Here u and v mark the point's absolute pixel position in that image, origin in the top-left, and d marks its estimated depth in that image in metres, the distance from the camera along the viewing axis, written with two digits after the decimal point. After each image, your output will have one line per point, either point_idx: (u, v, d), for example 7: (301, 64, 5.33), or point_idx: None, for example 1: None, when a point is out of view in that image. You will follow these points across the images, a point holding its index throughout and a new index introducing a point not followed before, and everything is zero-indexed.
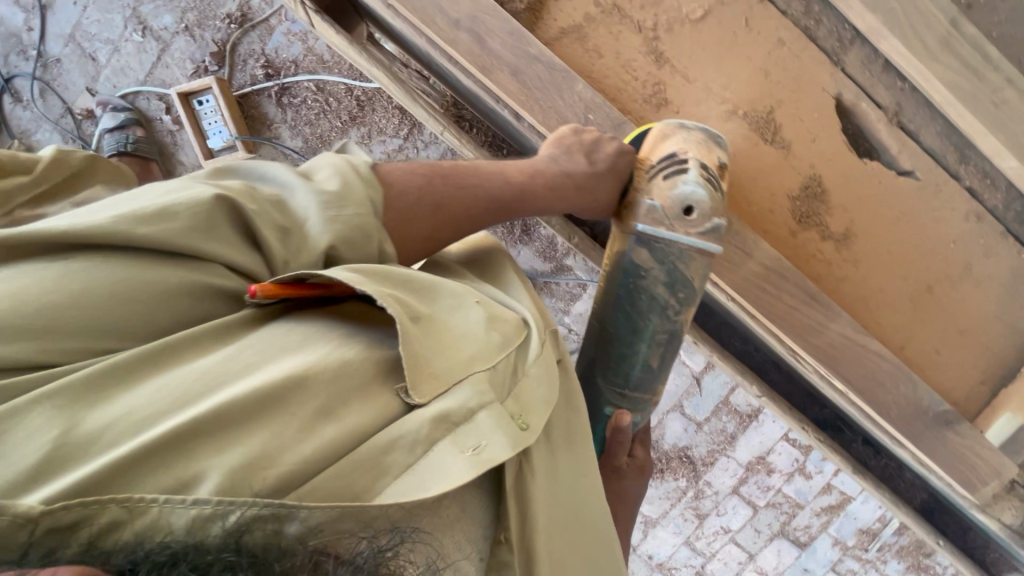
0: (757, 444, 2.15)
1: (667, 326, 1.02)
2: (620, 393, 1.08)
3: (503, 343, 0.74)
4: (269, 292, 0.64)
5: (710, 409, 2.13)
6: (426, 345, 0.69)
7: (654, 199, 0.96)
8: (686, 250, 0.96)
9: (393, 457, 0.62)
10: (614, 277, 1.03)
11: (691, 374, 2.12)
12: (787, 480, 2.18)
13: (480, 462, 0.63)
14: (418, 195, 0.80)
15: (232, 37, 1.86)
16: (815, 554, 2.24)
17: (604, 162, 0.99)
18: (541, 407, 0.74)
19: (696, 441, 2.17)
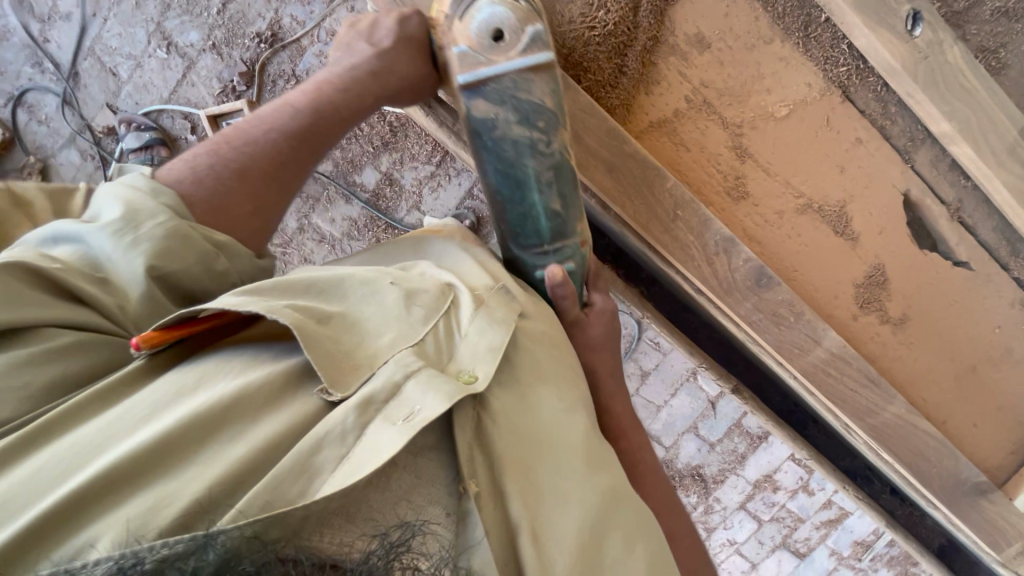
0: (765, 463, 2.25)
1: (547, 162, 1.24)
2: (540, 249, 1.27)
3: (426, 315, 0.97)
4: (150, 341, 0.80)
5: (723, 431, 2.21)
6: (332, 334, 0.89)
7: (460, 45, 1.19)
8: (518, 73, 1.17)
9: (325, 453, 0.75)
10: (480, 147, 1.24)
11: (707, 399, 2.17)
12: (791, 496, 2.30)
13: (411, 425, 0.77)
14: (216, 172, 0.97)
15: (263, 54, 1.79)
16: (813, 563, 2.38)
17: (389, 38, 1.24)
18: (488, 361, 0.93)
19: (708, 460, 2.27)
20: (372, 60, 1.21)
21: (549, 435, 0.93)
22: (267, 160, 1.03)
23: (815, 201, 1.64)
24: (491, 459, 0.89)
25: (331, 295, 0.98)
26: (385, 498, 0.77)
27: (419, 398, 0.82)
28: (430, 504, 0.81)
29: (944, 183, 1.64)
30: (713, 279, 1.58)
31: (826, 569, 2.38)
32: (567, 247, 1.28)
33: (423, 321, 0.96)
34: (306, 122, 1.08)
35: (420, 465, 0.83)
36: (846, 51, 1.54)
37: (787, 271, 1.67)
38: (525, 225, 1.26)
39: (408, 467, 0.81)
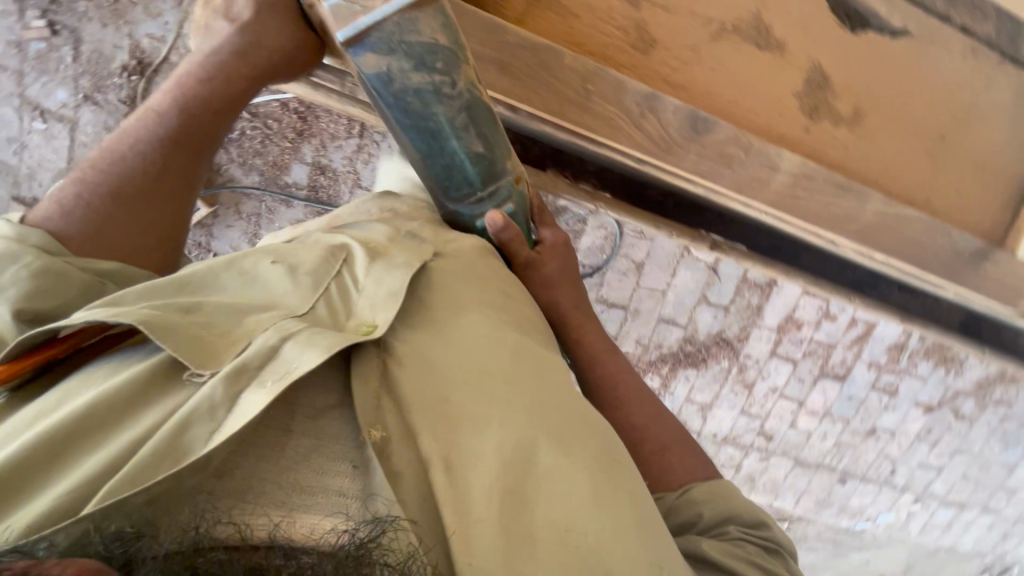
0: (781, 306, 2.27)
1: (456, 103, 1.17)
2: (472, 192, 1.25)
3: (313, 281, 0.91)
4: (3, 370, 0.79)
5: (732, 290, 2.21)
6: (200, 324, 0.80)
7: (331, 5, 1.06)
8: (400, 18, 1.06)
9: (194, 429, 0.70)
10: (385, 110, 1.17)
11: (706, 267, 2.15)
12: (816, 327, 2.33)
13: (279, 383, 0.73)
14: (81, 191, 1.03)
15: (141, 87, 1.68)
16: (855, 381, 2.45)
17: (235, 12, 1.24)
18: (386, 309, 0.89)
19: (728, 323, 2.28)
20: (228, 63, 1.20)
21: (471, 354, 0.90)
22: (148, 171, 1.09)
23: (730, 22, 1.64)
24: (403, 404, 0.84)
25: (206, 289, 0.89)
26: (281, 472, 0.73)
27: (301, 352, 0.77)
28: (327, 466, 0.75)
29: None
30: (652, 143, 1.60)
31: (868, 381, 2.46)
32: (500, 184, 1.27)
33: (308, 290, 0.90)
34: (174, 129, 1.13)
35: (325, 427, 0.79)
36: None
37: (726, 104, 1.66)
38: (452, 178, 1.23)
39: (308, 430, 0.77)
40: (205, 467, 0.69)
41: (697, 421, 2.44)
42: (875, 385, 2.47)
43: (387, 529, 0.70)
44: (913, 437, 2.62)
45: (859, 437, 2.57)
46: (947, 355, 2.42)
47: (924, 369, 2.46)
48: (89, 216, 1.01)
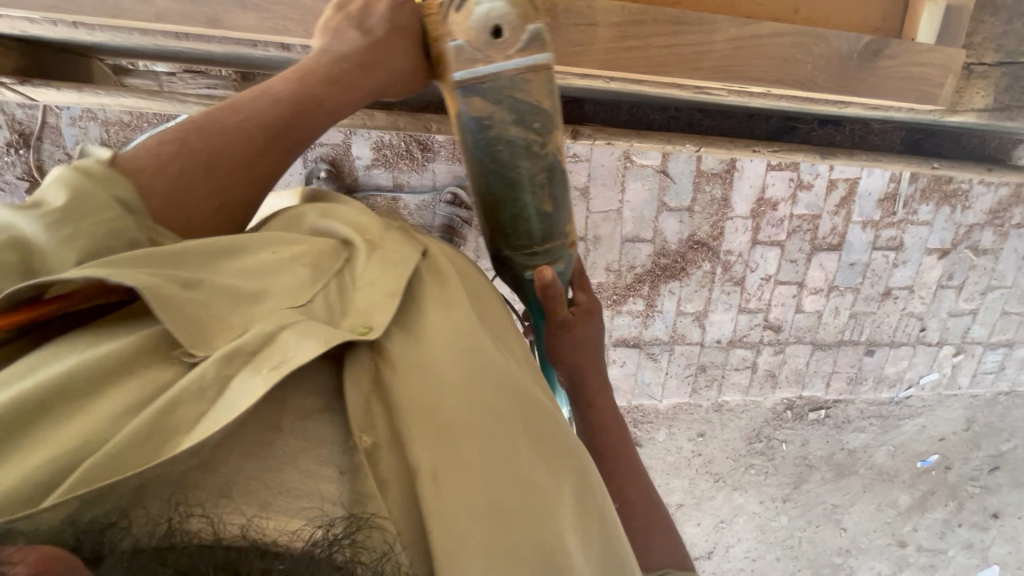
0: (750, 191, 2.13)
1: (542, 164, 1.01)
2: (529, 251, 1.07)
3: (316, 275, 0.76)
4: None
5: (691, 188, 2.10)
6: (202, 303, 0.66)
7: (457, 40, 0.95)
8: (517, 74, 0.94)
9: (183, 412, 0.57)
10: (467, 144, 1.01)
11: (656, 170, 2.06)
12: (793, 203, 2.17)
13: (278, 372, 0.60)
14: (164, 153, 0.80)
15: (32, 157, 1.68)
16: (855, 246, 2.28)
17: (378, 26, 1.00)
18: (387, 308, 0.73)
19: (697, 223, 2.15)
20: (367, 52, 0.98)
21: (464, 341, 0.73)
22: (260, 134, 0.87)
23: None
24: (387, 401, 0.68)
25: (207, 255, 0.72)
26: (263, 478, 0.58)
27: (298, 341, 0.63)
28: (318, 469, 0.61)
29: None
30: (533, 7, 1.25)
31: (869, 242, 2.28)
32: (556, 250, 1.09)
33: (311, 277, 0.75)
34: (279, 121, 0.88)
35: (310, 427, 0.64)
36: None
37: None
38: (517, 223, 1.04)
39: (293, 429, 0.63)
40: (189, 457, 0.55)
41: (697, 331, 2.35)
42: (877, 244, 2.29)
43: (363, 527, 0.57)
44: (935, 287, 2.41)
45: (875, 302, 2.40)
46: (949, 191, 2.22)
47: (927, 214, 2.26)
48: (135, 162, 0.77)
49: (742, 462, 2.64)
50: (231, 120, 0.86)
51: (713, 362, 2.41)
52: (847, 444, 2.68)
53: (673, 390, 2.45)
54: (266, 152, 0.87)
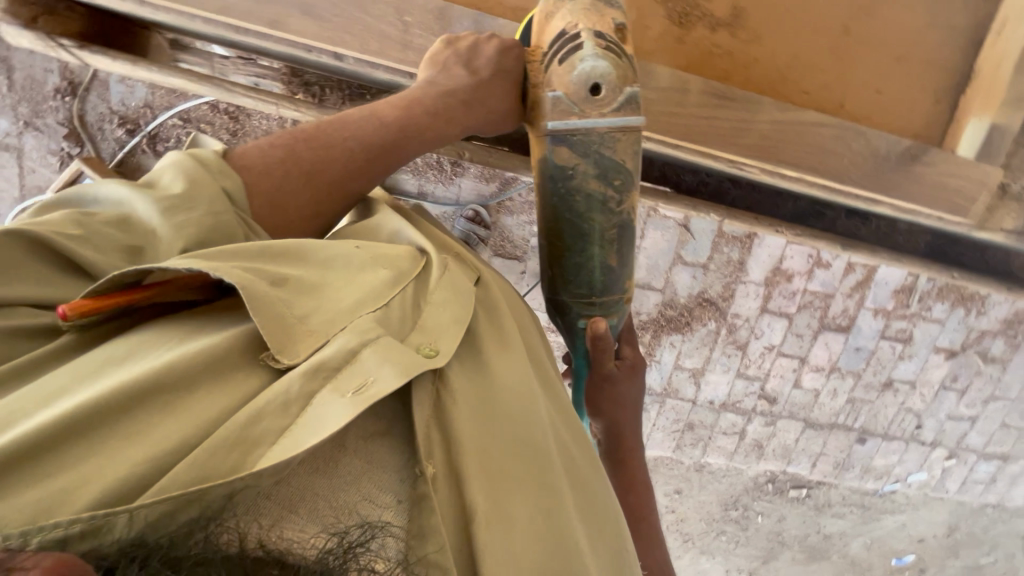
0: (767, 259, 2.12)
1: (614, 220, 1.18)
2: (587, 301, 1.21)
3: (394, 279, 0.86)
4: (81, 309, 0.68)
5: (709, 247, 2.10)
6: (282, 294, 0.74)
7: (557, 93, 1.14)
8: (608, 133, 1.14)
9: (264, 424, 0.62)
10: (545, 184, 1.19)
11: (676, 224, 2.06)
12: (808, 278, 2.16)
13: (365, 396, 0.64)
14: (280, 163, 0.99)
15: (71, 104, 1.71)
16: (863, 331, 2.26)
17: (484, 68, 1.21)
18: (452, 327, 0.81)
19: (709, 282, 2.15)
20: (470, 92, 1.19)
21: (518, 398, 0.80)
22: (376, 141, 1.07)
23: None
24: (448, 435, 0.72)
25: (292, 256, 0.83)
26: (322, 494, 0.60)
27: (375, 367, 0.69)
28: (377, 495, 0.63)
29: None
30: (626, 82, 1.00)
31: (878, 330, 2.26)
32: (614, 304, 1.23)
33: (394, 288, 0.84)
34: (383, 141, 1.08)
35: (376, 447, 0.67)
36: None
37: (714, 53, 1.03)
38: (581, 274, 1.20)
39: (359, 450, 0.66)
40: (270, 476, 0.58)
41: (690, 388, 2.34)
42: (886, 334, 2.27)
43: (374, 536, 0.59)
44: (937, 387, 2.38)
45: (875, 391, 2.37)
46: (965, 294, 2.20)
47: (940, 312, 2.24)
48: (247, 161, 0.96)
49: (714, 526, 2.60)
50: (339, 138, 1.04)
51: (702, 422, 2.40)
52: (824, 528, 2.62)
53: (657, 443, 2.44)
54: (361, 160, 1.05)
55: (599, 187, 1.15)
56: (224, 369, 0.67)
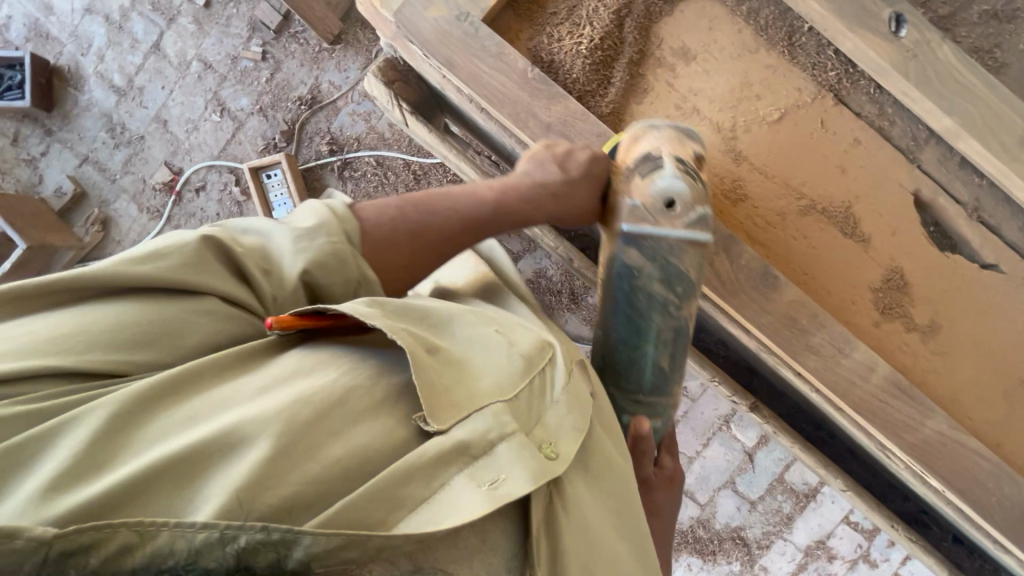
0: (816, 527, 1.74)
1: (673, 323, 0.85)
2: (634, 398, 0.89)
3: (528, 365, 0.64)
4: (286, 322, 0.59)
5: (764, 487, 1.76)
6: (443, 374, 0.60)
7: (635, 199, 0.81)
8: (677, 244, 0.80)
9: (409, 488, 0.51)
10: (608, 283, 0.87)
11: (743, 449, 1.77)
12: (851, 567, 1.74)
13: (497, 498, 0.52)
14: (391, 226, 0.73)
15: (280, 57, 2.21)
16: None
17: (578, 168, 0.85)
18: (573, 442, 0.62)
19: (750, 521, 1.77)
20: (562, 186, 0.84)
21: (601, 524, 0.63)
22: (431, 236, 0.76)
23: (822, 201, 1.04)
24: (558, 550, 0.58)
25: (441, 334, 0.66)
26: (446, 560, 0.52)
27: (512, 458, 0.55)
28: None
29: (958, 180, 1.04)
30: (713, 282, 1.00)
31: None
32: (660, 407, 0.89)
33: (516, 374, 0.63)
34: (476, 218, 0.79)
35: (490, 532, 0.55)
36: (833, 56, 1.02)
37: (798, 277, 1.04)
38: (631, 360, 0.87)
39: (476, 529, 0.54)
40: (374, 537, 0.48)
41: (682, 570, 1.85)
42: None
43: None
44: None
45: None
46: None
47: None
48: (372, 222, 0.72)
49: None
50: (437, 212, 0.77)
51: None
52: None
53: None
54: (426, 252, 0.75)
55: (663, 295, 0.82)
56: (378, 414, 0.56)
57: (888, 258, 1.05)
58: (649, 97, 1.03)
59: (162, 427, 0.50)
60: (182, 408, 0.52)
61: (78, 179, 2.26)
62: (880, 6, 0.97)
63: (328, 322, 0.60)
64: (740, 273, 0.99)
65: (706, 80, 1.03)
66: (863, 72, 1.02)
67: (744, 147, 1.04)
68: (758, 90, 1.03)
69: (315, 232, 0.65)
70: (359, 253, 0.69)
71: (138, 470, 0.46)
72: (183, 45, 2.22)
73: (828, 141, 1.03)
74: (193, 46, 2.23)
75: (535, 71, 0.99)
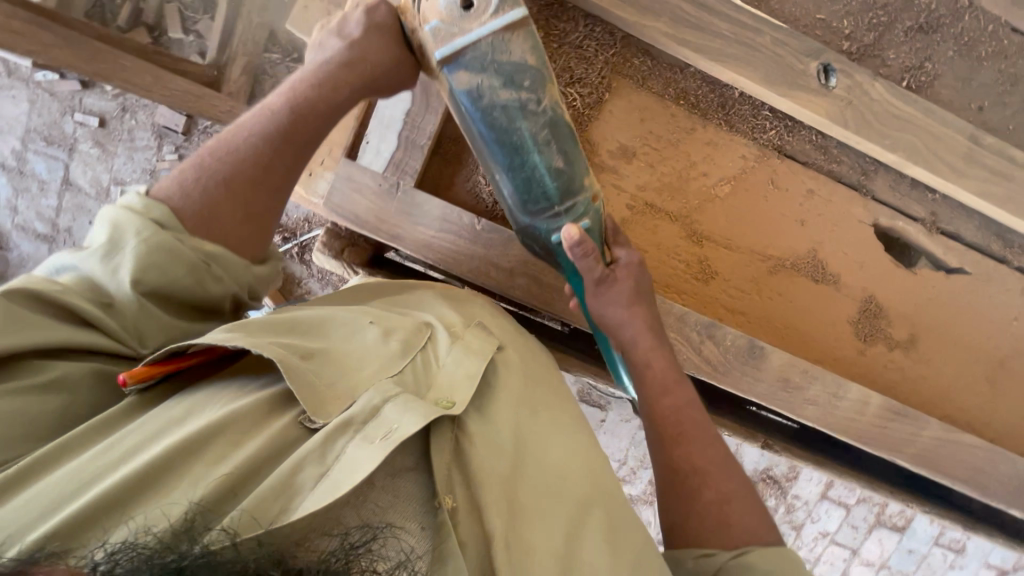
0: None
1: (544, 119, 0.80)
2: (551, 209, 0.84)
3: (406, 347, 0.71)
4: (139, 374, 0.59)
5: None
6: (316, 370, 0.64)
7: (431, 23, 0.75)
8: (494, 39, 0.75)
9: (304, 472, 0.54)
10: (466, 123, 0.82)
11: None
12: None
13: (391, 444, 0.56)
14: (196, 191, 0.66)
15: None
16: (916, 533, 1.96)
17: (358, 28, 0.79)
18: (469, 390, 0.68)
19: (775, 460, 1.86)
20: (345, 64, 0.77)
21: (521, 444, 0.67)
22: (249, 170, 0.69)
23: (787, 257, 1.05)
24: (470, 478, 0.62)
25: (316, 333, 0.70)
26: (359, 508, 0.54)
27: (397, 415, 0.59)
28: (404, 522, 0.55)
29: (913, 201, 1.05)
30: (706, 368, 1.02)
31: (932, 535, 1.95)
32: (580, 205, 0.85)
33: (396, 356, 0.69)
34: (283, 130, 0.72)
35: (400, 484, 0.58)
36: (770, 114, 1.00)
37: (781, 334, 1.08)
38: (533, 188, 0.83)
39: (386, 485, 0.57)
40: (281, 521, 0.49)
41: None
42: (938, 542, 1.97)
43: (378, 536, 0.51)
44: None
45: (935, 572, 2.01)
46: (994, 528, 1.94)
47: None
48: (182, 205, 0.64)
49: None
50: (245, 150, 0.70)
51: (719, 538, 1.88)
52: None
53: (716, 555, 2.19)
54: (256, 195, 0.69)
55: (512, 95, 0.77)
56: (263, 418, 0.59)
57: (862, 289, 1.08)
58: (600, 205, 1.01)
59: (60, 480, 0.51)
60: (60, 476, 0.51)
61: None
62: (807, 62, 0.94)
63: (194, 360, 0.63)
64: (728, 354, 1.02)
65: (653, 173, 1.01)
66: (804, 124, 1.00)
67: (703, 225, 1.03)
68: (704, 167, 1.01)
69: (117, 242, 0.61)
70: (186, 235, 0.63)
71: (53, 522, 0.47)
72: (94, 173, 2.01)
73: (782, 199, 1.03)
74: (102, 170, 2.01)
75: (482, 222, 0.96)
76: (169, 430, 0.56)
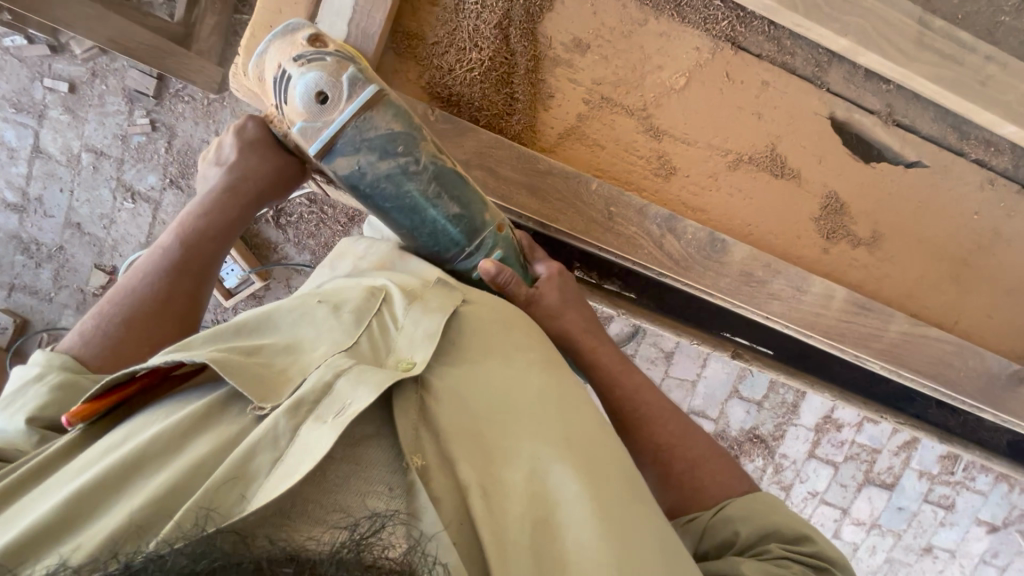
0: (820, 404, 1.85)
1: (428, 178, 0.76)
2: (466, 258, 0.81)
3: (358, 318, 0.64)
4: (81, 412, 0.53)
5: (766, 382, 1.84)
6: (257, 363, 0.56)
7: (294, 122, 0.73)
8: (358, 120, 0.71)
9: (258, 460, 0.47)
10: (364, 204, 0.77)
11: None
12: (858, 428, 1.88)
13: (341, 421, 0.49)
14: (92, 326, 0.66)
15: (171, 122, 1.93)
16: (906, 492, 1.93)
17: (229, 155, 0.80)
18: (427, 346, 0.60)
19: (762, 418, 1.88)
20: (229, 180, 0.79)
21: (499, 401, 0.59)
22: (157, 300, 0.69)
23: (746, 151, 1.05)
24: (442, 432, 0.55)
25: (262, 329, 0.63)
26: (330, 492, 0.47)
27: (353, 386, 0.52)
28: (372, 485, 0.48)
29: (867, 92, 1.06)
30: (668, 264, 1.02)
31: (921, 492, 1.93)
32: (489, 239, 0.82)
33: (349, 331, 0.62)
34: (175, 259, 0.72)
35: (363, 453, 0.50)
36: (721, 5, 1.01)
37: (743, 231, 1.07)
38: (440, 239, 0.79)
39: (346, 456, 0.49)
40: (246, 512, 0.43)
41: None
42: (929, 499, 1.94)
43: (384, 524, 0.43)
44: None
45: (929, 527, 1.97)
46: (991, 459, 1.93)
47: (984, 482, 1.93)
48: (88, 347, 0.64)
49: None
50: (155, 271, 0.71)
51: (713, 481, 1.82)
52: None
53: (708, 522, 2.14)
54: (161, 319, 0.69)
55: (391, 165, 0.73)
56: (218, 410, 0.52)
57: (823, 186, 1.08)
58: (556, 100, 1.01)
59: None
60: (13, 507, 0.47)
61: (13, 309, 2.10)
62: None
63: (137, 386, 0.56)
64: (689, 247, 1.02)
65: (609, 65, 1.01)
66: (754, 13, 1.01)
67: (661, 120, 1.03)
68: (658, 61, 1.01)
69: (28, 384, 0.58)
70: (88, 373, 0.62)
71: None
72: (64, 139, 1.97)
73: (737, 91, 1.04)
74: (74, 135, 1.98)
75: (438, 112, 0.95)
76: (117, 444, 0.50)
